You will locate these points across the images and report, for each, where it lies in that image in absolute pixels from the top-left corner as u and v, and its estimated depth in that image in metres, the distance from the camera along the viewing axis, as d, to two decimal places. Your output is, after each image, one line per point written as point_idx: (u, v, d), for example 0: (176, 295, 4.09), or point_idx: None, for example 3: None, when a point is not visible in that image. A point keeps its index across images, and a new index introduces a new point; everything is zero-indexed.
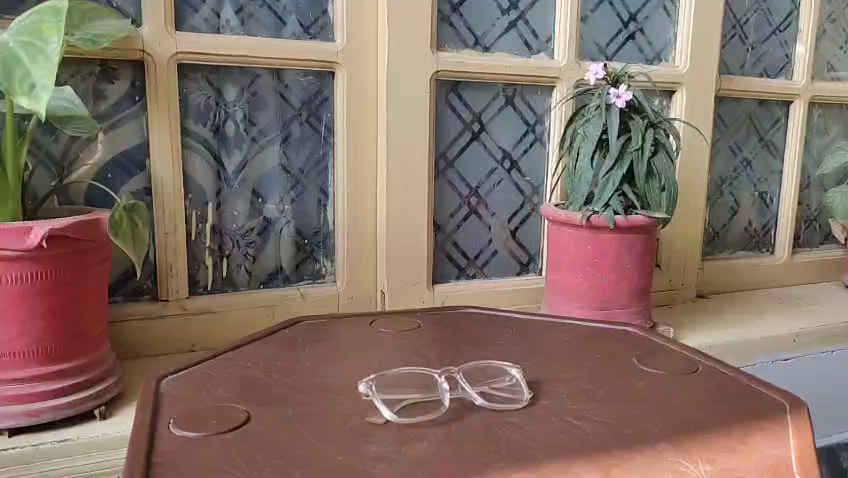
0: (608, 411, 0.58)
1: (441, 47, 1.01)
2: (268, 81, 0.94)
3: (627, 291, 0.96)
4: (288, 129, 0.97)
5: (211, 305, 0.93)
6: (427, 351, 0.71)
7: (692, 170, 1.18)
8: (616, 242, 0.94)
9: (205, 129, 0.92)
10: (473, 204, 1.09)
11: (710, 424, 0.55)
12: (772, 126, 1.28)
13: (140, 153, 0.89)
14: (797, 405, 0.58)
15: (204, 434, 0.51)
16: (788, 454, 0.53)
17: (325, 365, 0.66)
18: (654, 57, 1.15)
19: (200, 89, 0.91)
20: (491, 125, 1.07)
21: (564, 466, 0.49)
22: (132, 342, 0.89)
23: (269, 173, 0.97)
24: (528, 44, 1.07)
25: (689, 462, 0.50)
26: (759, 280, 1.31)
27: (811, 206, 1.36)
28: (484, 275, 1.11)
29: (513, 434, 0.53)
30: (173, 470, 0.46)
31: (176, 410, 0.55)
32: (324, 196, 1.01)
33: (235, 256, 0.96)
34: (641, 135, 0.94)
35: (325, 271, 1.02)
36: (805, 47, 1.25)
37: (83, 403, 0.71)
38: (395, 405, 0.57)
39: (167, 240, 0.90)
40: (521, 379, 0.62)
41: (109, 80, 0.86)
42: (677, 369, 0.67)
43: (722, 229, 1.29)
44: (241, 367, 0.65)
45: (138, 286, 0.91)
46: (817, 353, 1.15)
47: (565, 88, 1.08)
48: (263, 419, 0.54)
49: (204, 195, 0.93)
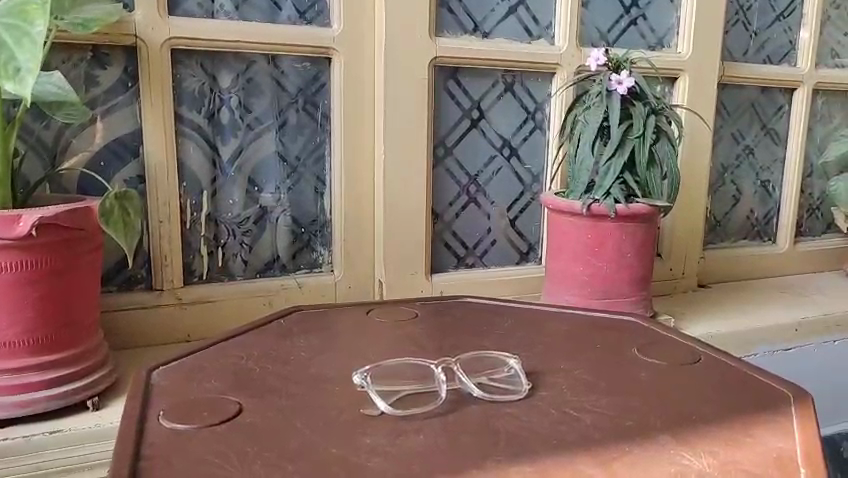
0: (608, 403, 0.56)
1: (439, 33, 1.00)
2: (264, 67, 0.93)
3: (627, 280, 0.94)
4: (284, 117, 0.95)
5: (207, 294, 0.92)
6: (425, 341, 0.70)
7: (695, 158, 1.16)
8: (617, 230, 0.93)
9: (199, 116, 0.90)
10: (472, 193, 1.07)
11: (713, 417, 0.54)
12: (775, 114, 1.27)
13: (134, 140, 0.87)
14: (801, 397, 0.57)
15: (194, 427, 0.50)
16: (792, 449, 0.51)
17: (320, 356, 0.65)
18: (656, 43, 1.13)
19: (194, 75, 0.89)
20: (490, 112, 1.06)
21: (562, 459, 0.48)
22: (126, 331, 0.88)
23: (265, 161, 0.95)
24: (529, 30, 1.05)
25: (692, 455, 0.49)
26: (761, 269, 1.30)
27: (813, 194, 1.35)
28: (483, 265, 1.10)
29: (512, 427, 0.52)
30: (162, 464, 0.45)
31: (167, 403, 0.54)
32: (321, 184, 0.99)
33: (231, 245, 0.95)
34: (643, 122, 0.92)
35: (323, 260, 1.01)
36: (809, 33, 1.23)
37: (77, 394, 0.70)
38: (391, 397, 0.56)
39: (162, 229, 0.88)
40: (520, 370, 0.61)
41: (101, 66, 0.84)
42: (679, 359, 0.66)
43: (724, 218, 1.28)
44: (234, 358, 0.64)
45: (133, 275, 0.89)
46: (819, 343, 1.14)
47: (566, 75, 1.06)
48: (255, 411, 0.53)
49: (199, 183, 0.92)
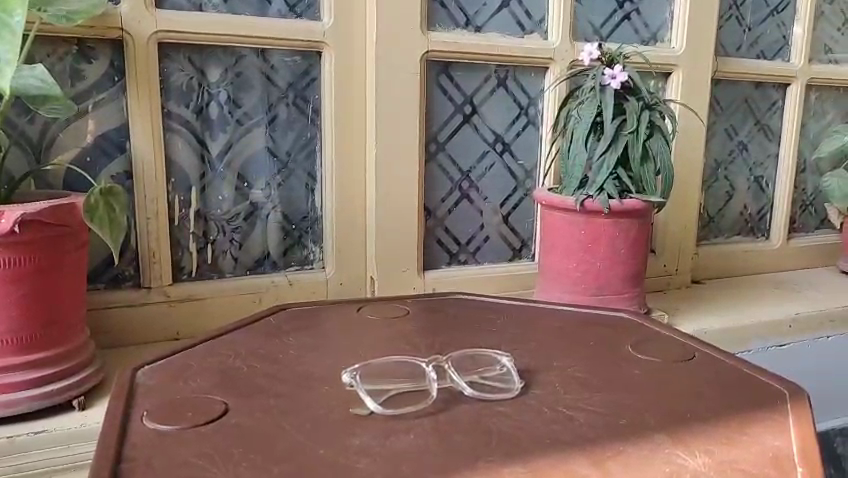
0: (602, 401, 0.56)
1: (431, 28, 0.99)
2: (253, 61, 0.91)
3: (621, 276, 0.94)
4: (275, 112, 0.94)
5: (196, 291, 0.91)
6: (416, 338, 0.69)
7: (688, 154, 1.16)
8: (611, 226, 0.92)
9: (188, 111, 0.89)
10: (465, 188, 1.06)
11: (708, 415, 0.53)
12: (769, 109, 1.26)
13: (120, 136, 0.86)
14: (797, 394, 0.56)
15: (179, 428, 0.49)
16: (790, 447, 0.50)
17: (309, 354, 0.64)
18: (650, 38, 1.13)
19: (182, 69, 0.87)
20: (483, 107, 1.05)
21: (556, 459, 0.47)
22: (114, 329, 0.87)
23: (255, 157, 0.94)
24: (522, 25, 1.04)
25: (688, 455, 0.48)
26: (754, 265, 1.29)
27: (807, 190, 1.34)
28: (476, 261, 1.09)
29: (504, 426, 0.51)
30: (145, 466, 0.44)
31: (152, 403, 0.53)
32: (312, 181, 0.98)
33: (221, 242, 0.94)
34: (637, 117, 0.92)
35: (314, 257, 1.00)
36: (803, 28, 1.23)
37: (64, 393, 0.69)
38: (381, 396, 0.55)
39: (149, 226, 0.87)
40: (512, 368, 0.60)
41: (87, 60, 0.83)
42: (673, 357, 0.65)
43: (718, 214, 1.27)
44: (222, 357, 0.62)
45: (121, 272, 0.88)
46: (813, 339, 1.14)
47: (559, 69, 1.05)
48: (243, 411, 0.52)
49: (187, 179, 0.90)
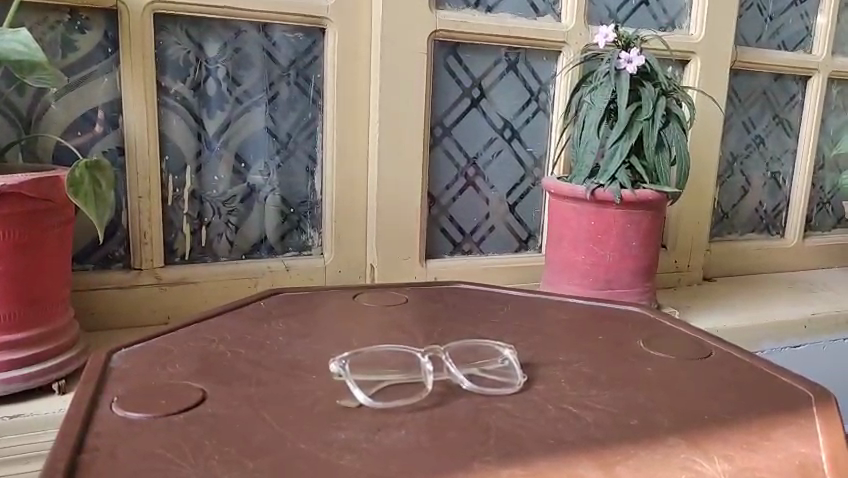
0: (609, 399, 0.52)
1: (440, 5, 0.95)
2: (254, 37, 0.87)
3: (631, 270, 0.90)
4: (275, 90, 0.90)
5: (189, 275, 0.88)
6: (412, 327, 0.66)
7: (703, 145, 1.11)
8: (622, 218, 0.88)
9: (184, 87, 0.85)
10: (471, 176, 1.02)
11: (723, 418, 0.50)
12: (788, 103, 1.22)
13: (114, 111, 0.82)
14: (821, 397, 0.52)
15: (148, 417, 0.46)
16: (817, 454, 0.46)
17: (298, 342, 0.61)
18: (667, 24, 1.08)
19: (179, 43, 0.84)
20: (492, 91, 1.01)
21: (555, 461, 0.43)
22: (100, 311, 0.83)
23: (253, 137, 0.91)
24: (534, 7, 1.00)
25: (705, 461, 0.44)
26: (768, 264, 1.25)
27: (825, 188, 1.29)
28: (480, 252, 1.05)
29: (503, 424, 0.47)
30: (105, 457, 0.41)
31: (124, 388, 0.50)
32: (312, 163, 0.95)
33: (216, 224, 0.90)
34: (652, 104, 0.88)
35: (312, 243, 0.96)
36: (826, 19, 1.18)
37: (45, 375, 0.66)
38: (371, 388, 0.51)
39: (141, 205, 0.84)
40: (515, 361, 0.57)
41: (79, 30, 0.79)
42: (687, 354, 0.61)
43: (732, 209, 1.23)
44: (203, 342, 0.59)
45: (110, 253, 0.85)
46: (828, 340, 1.10)
47: (571, 54, 1.01)
48: (220, 400, 0.49)
49: (182, 158, 0.87)
